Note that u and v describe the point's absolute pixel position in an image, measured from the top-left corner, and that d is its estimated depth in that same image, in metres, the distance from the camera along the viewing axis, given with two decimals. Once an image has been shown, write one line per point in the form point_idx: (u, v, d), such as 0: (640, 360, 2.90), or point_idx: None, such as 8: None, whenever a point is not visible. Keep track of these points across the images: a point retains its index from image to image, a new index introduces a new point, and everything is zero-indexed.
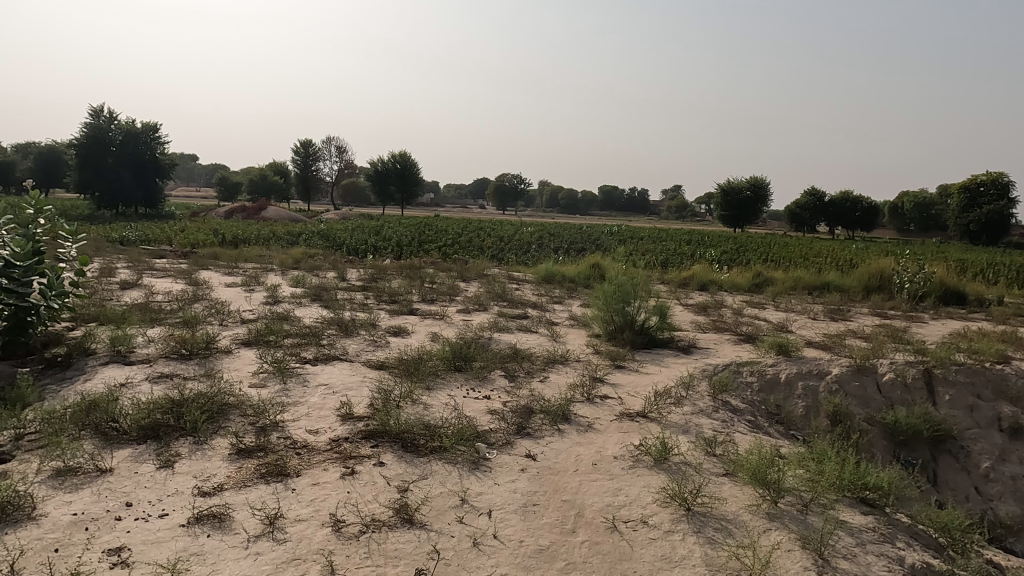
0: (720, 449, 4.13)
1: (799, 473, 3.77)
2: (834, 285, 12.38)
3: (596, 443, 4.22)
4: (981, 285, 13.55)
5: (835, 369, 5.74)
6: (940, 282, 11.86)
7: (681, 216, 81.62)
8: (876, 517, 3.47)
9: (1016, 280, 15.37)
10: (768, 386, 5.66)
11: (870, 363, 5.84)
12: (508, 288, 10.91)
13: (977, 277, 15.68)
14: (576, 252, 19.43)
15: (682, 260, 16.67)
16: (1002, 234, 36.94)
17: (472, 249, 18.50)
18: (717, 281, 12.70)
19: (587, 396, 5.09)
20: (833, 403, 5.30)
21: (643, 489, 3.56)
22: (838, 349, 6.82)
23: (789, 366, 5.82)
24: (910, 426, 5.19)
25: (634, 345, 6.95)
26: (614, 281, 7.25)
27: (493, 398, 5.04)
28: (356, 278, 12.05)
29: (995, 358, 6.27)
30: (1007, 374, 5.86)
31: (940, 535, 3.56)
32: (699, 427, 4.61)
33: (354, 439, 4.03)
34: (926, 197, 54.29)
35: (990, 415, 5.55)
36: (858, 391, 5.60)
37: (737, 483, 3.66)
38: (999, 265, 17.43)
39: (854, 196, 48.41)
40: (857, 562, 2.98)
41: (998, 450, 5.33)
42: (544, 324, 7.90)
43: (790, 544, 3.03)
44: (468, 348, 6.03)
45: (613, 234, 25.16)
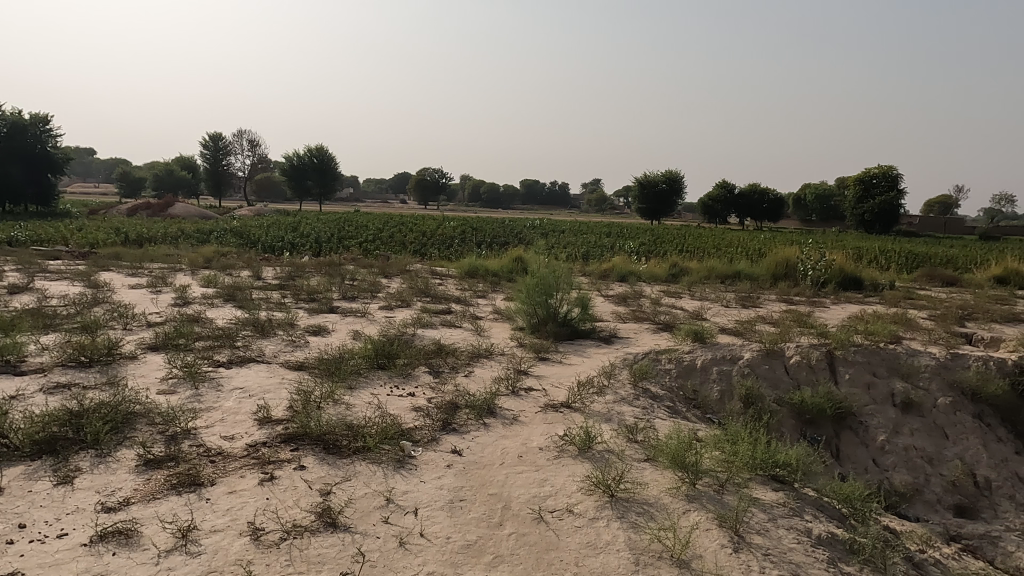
0: (641, 436, 4.26)
1: (716, 455, 3.94)
2: (744, 273, 12.97)
3: (521, 435, 4.25)
4: (875, 271, 14.57)
5: (747, 354, 6.04)
6: (840, 269, 12.63)
7: (601, 209, 83.51)
8: (785, 494, 3.67)
9: (905, 265, 16.62)
10: (685, 372, 5.90)
11: (778, 348, 6.17)
12: (431, 283, 10.81)
13: (871, 263, 16.84)
14: (498, 246, 19.50)
15: (601, 252, 17.02)
16: (894, 223, 39.89)
17: (394, 245, 18.24)
18: (636, 272, 13.03)
19: (512, 389, 5.12)
20: (746, 386, 5.57)
21: (569, 479, 3.61)
22: (750, 334, 7.16)
23: (704, 353, 6.07)
24: (815, 405, 5.51)
25: (557, 336, 7.05)
26: (537, 273, 7.28)
27: (418, 395, 4.98)
28: (272, 276, 11.63)
29: (888, 339, 6.73)
30: (900, 352, 6.24)
31: (842, 506, 3.81)
32: (621, 415, 4.72)
33: (273, 443, 3.89)
34: (826, 189, 57.69)
35: (885, 391, 5.89)
36: (768, 374, 5.90)
37: (659, 467, 3.77)
38: (892, 251, 18.77)
39: (761, 188, 50.93)
40: (770, 537, 3.13)
41: (893, 424, 5.65)
42: (468, 319, 7.88)
43: (707, 523, 3.15)
44: (391, 345, 5.94)
45: (535, 227, 25.39)
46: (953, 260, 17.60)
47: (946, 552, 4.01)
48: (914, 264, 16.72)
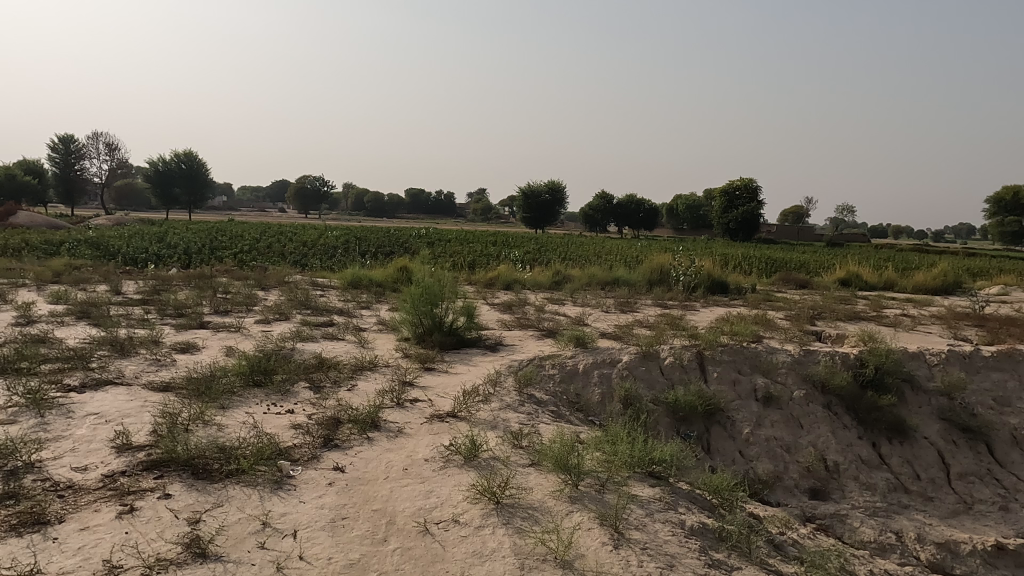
0: (526, 441, 4.33)
1: (597, 455, 4.07)
2: (623, 280, 13.55)
3: (406, 447, 4.19)
4: (739, 275, 15.73)
5: (625, 357, 6.32)
6: (708, 274, 13.51)
7: (486, 219, 84.40)
8: (661, 489, 3.87)
9: (765, 270, 18.07)
10: (568, 377, 6.08)
11: (653, 350, 6.51)
12: (312, 295, 10.43)
13: (736, 269, 18.14)
14: (383, 256, 19.14)
15: (487, 260, 17.17)
16: (755, 232, 43.28)
17: (272, 255, 17.44)
18: (520, 280, 13.25)
19: (396, 401, 5.03)
20: (624, 388, 5.82)
21: (454, 489, 3.59)
22: (628, 337, 7.48)
23: (585, 358, 6.30)
24: (687, 403, 5.85)
25: (443, 346, 7.02)
26: (421, 282, 7.20)
27: (297, 411, 4.78)
28: (134, 290, 10.75)
29: (750, 338, 7.28)
30: (760, 351, 6.77)
31: (713, 497, 4.07)
32: (506, 421, 4.78)
33: (133, 472, 3.59)
34: (696, 200, 61.61)
35: (748, 387, 6.36)
36: (645, 375, 6.21)
37: (543, 471, 3.85)
38: (754, 257, 20.33)
39: (637, 199, 53.67)
40: (647, 531, 3.27)
41: (756, 416, 6.10)
42: (351, 331, 7.67)
43: (589, 523, 3.25)
44: (267, 360, 5.66)
45: (422, 237, 25.17)
46: (805, 265, 19.35)
47: (802, 532, 4.38)
48: (772, 269, 18.19)
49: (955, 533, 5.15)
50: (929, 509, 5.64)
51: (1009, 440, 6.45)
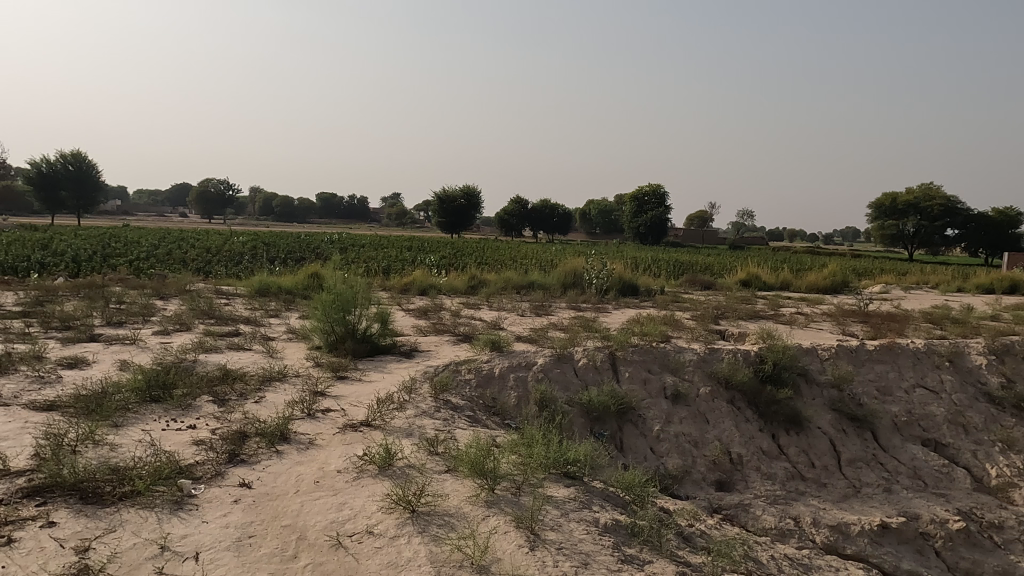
0: (442, 447, 4.30)
1: (513, 458, 4.10)
2: (538, 283, 13.74)
3: (317, 459, 4.06)
4: (648, 278, 16.29)
5: (540, 360, 6.40)
6: (619, 277, 13.92)
7: (401, 223, 83.47)
8: (576, 488, 3.95)
9: (672, 272, 18.81)
10: (484, 381, 6.09)
11: (567, 352, 6.64)
12: (216, 303, 9.95)
13: (646, 272, 18.78)
14: (293, 262, 18.53)
15: (402, 266, 16.97)
16: (663, 235, 44.98)
17: (171, 262, 16.51)
18: (436, 285, 13.17)
19: (307, 411, 4.87)
20: (540, 390, 5.89)
21: (368, 499, 3.51)
22: (542, 340, 7.58)
23: (501, 361, 6.34)
24: (600, 403, 5.99)
25: (356, 354, 6.87)
26: (333, 289, 7.01)
27: (200, 426, 4.53)
28: (13, 302, 9.88)
29: (659, 338, 7.55)
30: (669, 351, 7.04)
31: (625, 493, 4.19)
32: (422, 428, 4.73)
33: (12, 500, 3.29)
34: (608, 205, 63.42)
35: (658, 386, 6.59)
36: (560, 377, 6.31)
37: (459, 477, 3.82)
38: (662, 260, 21.14)
39: (551, 204, 54.76)
40: (562, 531, 3.32)
41: (666, 413, 6.32)
42: (258, 340, 7.37)
43: (505, 526, 3.27)
44: (166, 374, 5.35)
45: (334, 242, 24.58)
46: (710, 267, 20.28)
47: (709, 523, 4.57)
48: (679, 271, 18.96)
49: (846, 516, 5.51)
50: (823, 494, 6.01)
51: (891, 426, 6.99)
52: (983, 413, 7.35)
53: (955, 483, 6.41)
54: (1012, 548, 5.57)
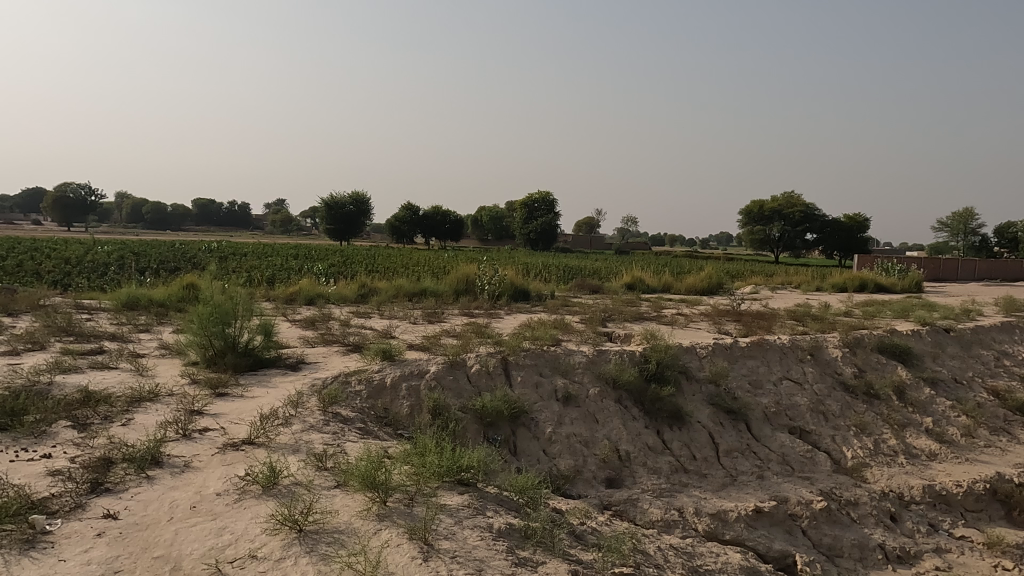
0: (331, 462, 4.16)
1: (405, 469, 4.04)
2: (430, 290, 13.64)
3: (194, 483, 3.80)
4: (539, 283, 16.62)
5: (432, 368, 6.35)
6: (511, 283, 14.11)
7: (286, 231, 80.35)
8: (470, 495, 3.96)
9: (562, 277, 19.32)
10: (376, 392, 5.97)
11: (460, 359, 6.63)
12: (76, 319, 9.10)
13: (536, 277, 19.15)
14: (166, 273, 17.32)
15: (287, 275, 16.30)
16: (553, 241, 46.16)
17: (22, 275, 14.94)
18: (324, 294, 12.75)
19: (183, 432, 4.56)
20: (433, 398, 5.85)
21: (250, 522, 3.33)
22: (435, 348, 7.53)
23: (393, 370, 6.24)
24: (493, 408, 6.02)
25: (238, 369, 6.51)
26: (210, 301, 6.60)
27: (56, 455, 4.12)
28: None
29: (550, 342, 7.71)
30: (559, 354, 7.21)
31: (519, 496, 4.24)
32: (309, 443, 4.55)
33: None
34: (499, 212, 64.29)
35: (549, 388, 6.72)
36: (452, 384, 6.29)
37: (349, 492, 3.71)
38: (552, 265, 21.67)
39: (442, 210, 54.80)
40: (456, 539, 3.31)
41: (558, 415, 6.45)
42: (126, 358, 6.81)
43: (398, 538, 3.20)
44: (14, 400, 4.81)
45: (212, 250, 23.24)
46: (597, 271, 21.02)
47: (600, 521, 4.71)
48: (568, 276, 19.50)
49: (724, 503, 5.86)
50: (704, 484, 6.35)
51: (762, 417, 7.52)
52: (839, 401, 8.08)
53: (817, 466, 6.99)
54: (866, 521, 6.14)
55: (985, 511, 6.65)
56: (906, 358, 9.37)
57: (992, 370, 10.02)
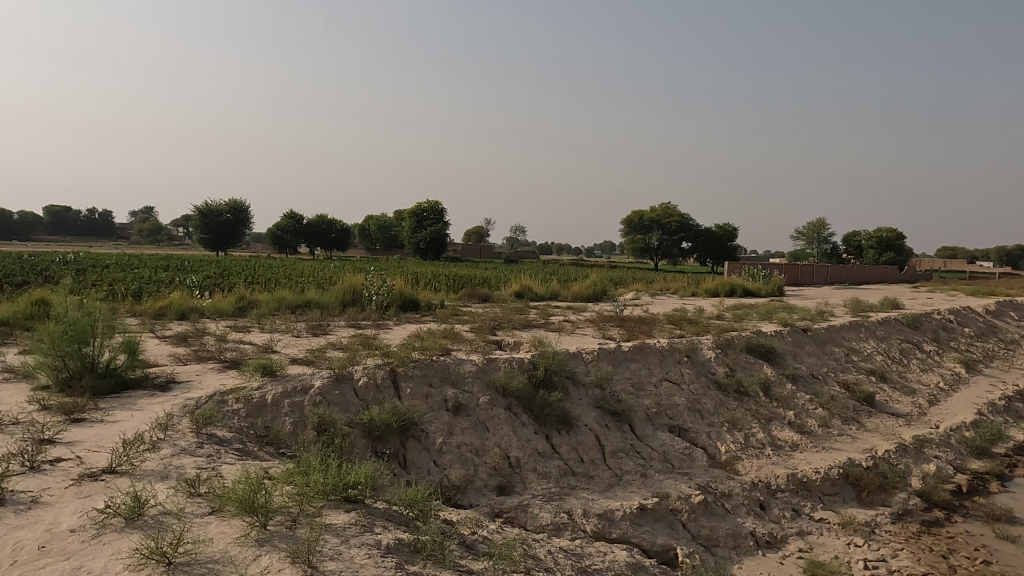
0: (205, 488, 3.90)
1: (287, 489, 3.86)
2: (315, 302, 13.17)
3: (43, 520, 3.42)
4: (428, 292, 16.51)
5: (317, 383, 6.13)
6: (399, 293, 13.90)
7: (155, 241, 74.89)
8: (357, 512, 3.85)
9: (452, 286, 19.32)
10: (255, 410, 5.67)
11: (346, 372, 6.45)
12: None
13: (426, 286, 19.02)
14: (11, 287, 15.58)
15: (155, 288, 15.17)
16: (442, 250, 46.08)
17: None
18: (198, 308, 11.97)
19: (30, 465, 4.10)
20: (318, 414, 5.64)
21: (110, 559, 3.04)
22: (320, 361, 7.26)
23: (274, 387, 5.95)
24: (382, 421, 5.89)
25: (97, 392, 5.95)
26: (64, 318, 6.00)
27: None
28: None
29: (439, 351, 7.66)
30: (449, 364, 7.20)
31: (408, 510, 4.17)
32: (180, 468, 4.24)
33: None
34: (387, 221, 63.39)
35: (439, 399, 6.67)
36: (338, 399, 6.09)
37: (225, 518, 3.48)
38: (441, 275, 21.63)
39: (328, 219, 53.31)
40: (343, 559, 3.20)
41: (448, 425, 6.40)
42: None
43: (280, 563, 3.05)
44: None
45: (67, 262, 21.23)
46: (486, 280, 21.20)
47: (491, 529, 4.72)
48: (458, 285, 19.52)
49: (611, 503, 6.05)
50: (591, 485, 6.51)
51: (644, 418, 7.86)
52: (713, 399, 8.60)
53: (695, 461, 7.39)
54: (739, 511, 6.56)
55: (840, 493, 7.30)
56: (771, 356, 10.14)
57: (842, 365, 11.06)
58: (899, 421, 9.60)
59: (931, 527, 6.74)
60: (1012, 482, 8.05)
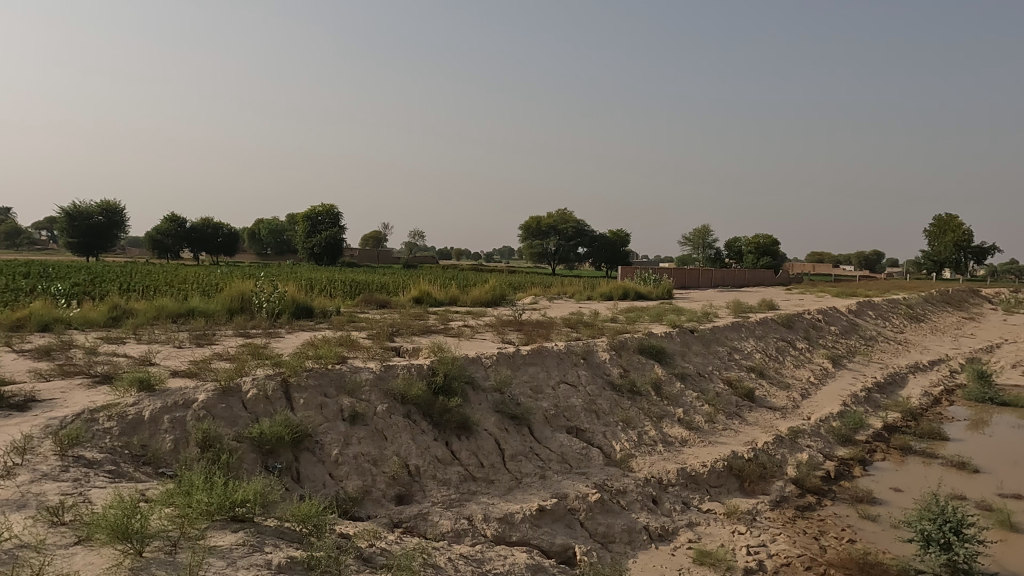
0: (70, 516, 3.57)
1: (167, 512, 3.60)
2: (199, 310, 12.41)
3: None
4: (323, 299, 15.98)
5: (201, 396, 5.77)
6: (292, 300, 13.37)
7: (13, 244, 68.05)
8: (245, 532, 3.65)
9: (348, 291, 18.84)
10: (130, 428, 5.26)
11: (234, 384, 6.12)
12: None
13: (320, 292, 18.42)
14: None
15: (12, 296, 13.74)
16: (338, 255, 44.88)
17: None
18: (64, 318, 10.95)
19: None
20: (202, 429, 5.31)
21: None
22: (204, 373, 6.84)
23: (152, 402, 5.55)
24: (273, 434, 5.62)
25: None
26: None
27: None
28: None
29: (334, 360, 7.42)
30: (345, 372, 7.00)
31: (302, 526, 4.00)
32: (41, 496, 3.85)
33: None
34: (279, 225, 60.96)
35: (335, 409, 6.46)
36: (225, 412, 5.76)
37: (93, 548, 3.19)
38: (336, 280, 21.05)
39: (213, 223, 50.59)
40: None
41: (344, 436, 6.20)
42: None
43: None
44: None
45: None
46: (384, 285, 20.85)
47: (390, 540, 4.62)
48: (354, 290, 19.06)
49: (510, 506, 6.09)
50: (491, 490, 6.51)
51: (543, 420, 7.98)
52: (608, 400, 8.87)
53: (591, 461, 7.58)
54: (633, 507, 6.79)
55: (725, 485, 7.73)
56: (661, 357, 10.61)
57: (726, 363, 11.74)
58: (775, 414, 10.31)
59: (804, 512, 7.27)
60: (872, 466, 8.85)
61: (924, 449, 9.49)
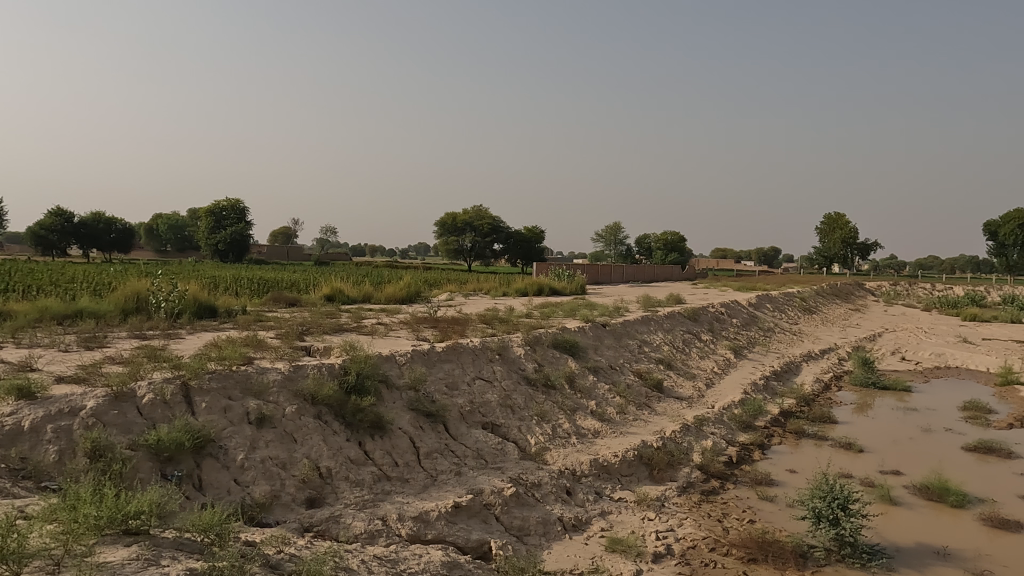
0: None
1: (49, 529, 3.35)
2: (88, 311, 11.54)
3: None
4: (227, 298, 15.27)
5: (89, 403, 5.38)
6: (193, 299, 12.68)
7: None
8: (139, 545, 3.45)
9: (255, 290, 18.11)
10: (8, 440, 4.85)
11: (128, 389, 5.75)
12: None
13: (224, 291, 17.59)
14: None
15: None
16: (246, 252, 43.12)
17: None
18: None
19: None
20: (91, 438, 4.95)
21: None
22: (95, 378, 6.38)
23: (33, 412, 5.13)
24: (172, 441, 5.32)
25: None
26: None
27: None
28: None
29: (240, 361, 7.11)
30: (251, 373, 6.73)
31: (203, 536, 3.81)
32: None
33: None
34: (179, 221, 57.87)
35: (240, 412, 6.19)
36: (118, 419, 5.40)
37: None
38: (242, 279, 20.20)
39: (105, 219, 47.39)
40: None
41: (250, 440, 5.94)
42: None
43: None
44: None
45: None
46: (294, 283, 20.19)
47: (299, 544, 4.48)
48: (262, 289, 18.32)
49: (425, 504, 6.04)
50: (406, 489, 6.42)
51: (457, 416, 7.95)
52: (523, 395, 8.97)
53: (507, 455, 7.63)
54: (548, 499, 6.90)
55: (635, 473, 7.98)
56: (575, 351, 10.83)
57: (636, 356, 12.13)
58: (682, 404, 10.75)
59: (709, 496, 7.63)
60: (770, 450, 9.40)
61: (816, 432, 10.16)
